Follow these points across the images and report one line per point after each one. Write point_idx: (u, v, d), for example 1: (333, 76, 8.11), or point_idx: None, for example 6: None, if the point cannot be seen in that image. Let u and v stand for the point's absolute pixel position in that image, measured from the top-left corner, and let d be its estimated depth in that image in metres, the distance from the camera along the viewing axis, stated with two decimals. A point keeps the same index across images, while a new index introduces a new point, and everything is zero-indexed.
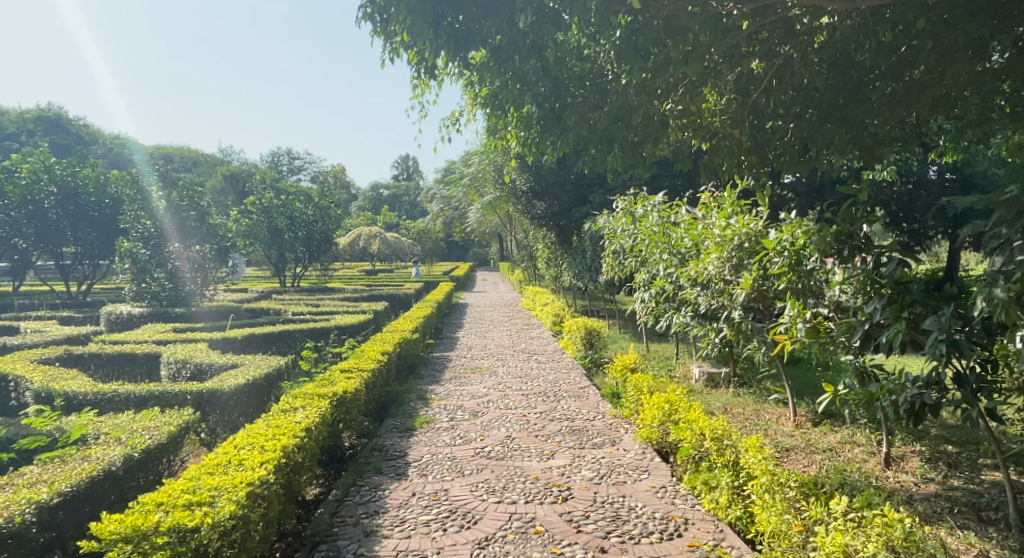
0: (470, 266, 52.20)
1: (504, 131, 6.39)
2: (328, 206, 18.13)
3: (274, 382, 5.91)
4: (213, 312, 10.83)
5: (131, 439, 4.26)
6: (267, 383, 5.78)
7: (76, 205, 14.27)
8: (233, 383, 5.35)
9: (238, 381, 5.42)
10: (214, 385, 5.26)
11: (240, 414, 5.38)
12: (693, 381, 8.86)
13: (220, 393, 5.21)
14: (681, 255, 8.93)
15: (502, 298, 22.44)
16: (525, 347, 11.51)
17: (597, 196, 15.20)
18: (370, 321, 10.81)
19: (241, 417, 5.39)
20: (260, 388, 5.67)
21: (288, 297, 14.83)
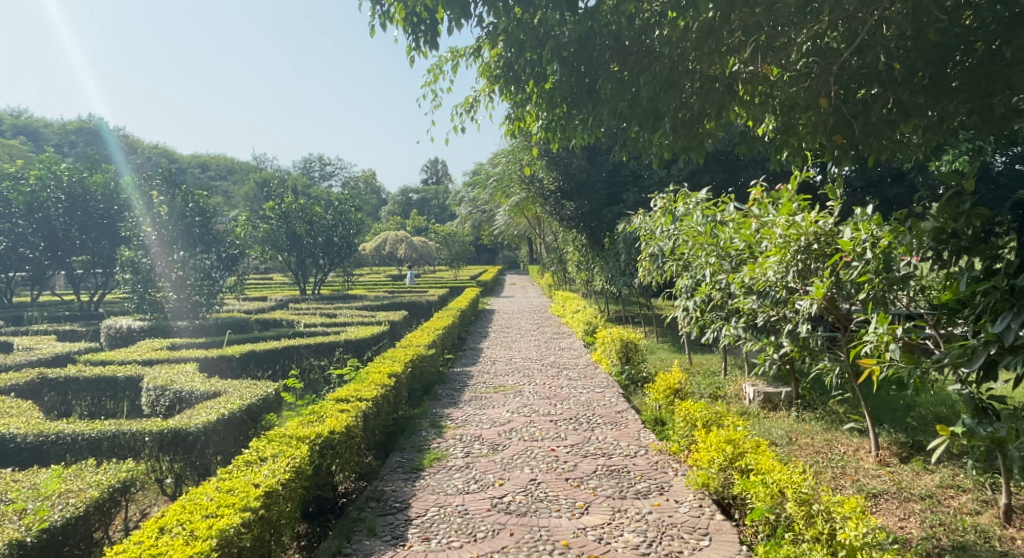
0: (500, 270, 51.29)
1: (525, 113, 5.42)
2: (346, 210, 17.41)
3: (257, 415, 5.04)
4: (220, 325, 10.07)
5: (32, 514, 3.50)
6: (248, 416, 4.91)
7: (84, 212, 13.81)
8: (203, 420, 4.49)
9: (207, 417, 4.57)
10: (178, 424, 4.41)
11: (214, 455, 4.54)
12: (747, 402, 7.83)
13: (186, 433, 4.37)
14: (732, 259, 7.86)
15: (531, 304, 21.45)
16: (555, 361, 10.54)
17: (631, 196, 14.14)
18: (386, 334, 9.96)
19: (215, 458, 4.54)
20: (238, 423, 4.81)
21: (304, 307, 14.10)
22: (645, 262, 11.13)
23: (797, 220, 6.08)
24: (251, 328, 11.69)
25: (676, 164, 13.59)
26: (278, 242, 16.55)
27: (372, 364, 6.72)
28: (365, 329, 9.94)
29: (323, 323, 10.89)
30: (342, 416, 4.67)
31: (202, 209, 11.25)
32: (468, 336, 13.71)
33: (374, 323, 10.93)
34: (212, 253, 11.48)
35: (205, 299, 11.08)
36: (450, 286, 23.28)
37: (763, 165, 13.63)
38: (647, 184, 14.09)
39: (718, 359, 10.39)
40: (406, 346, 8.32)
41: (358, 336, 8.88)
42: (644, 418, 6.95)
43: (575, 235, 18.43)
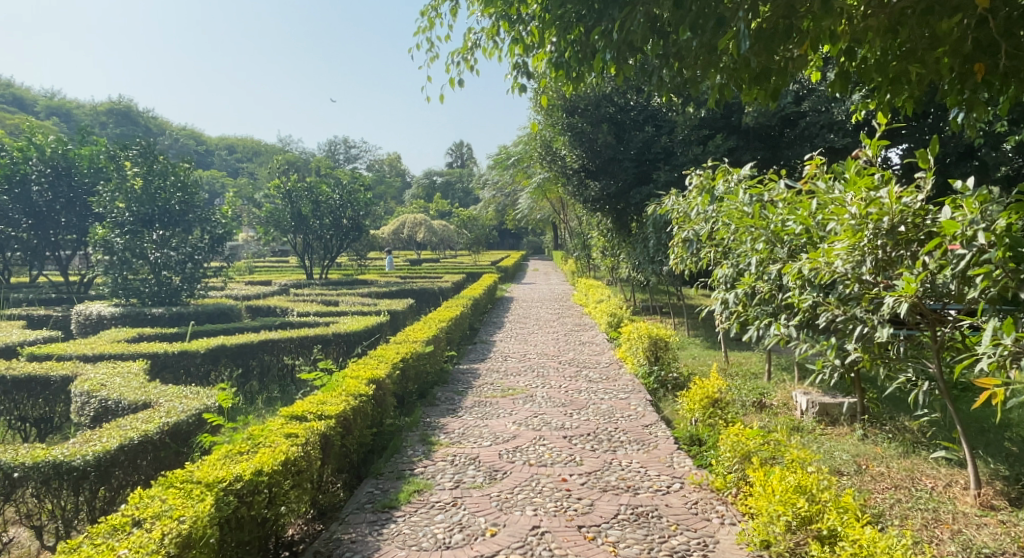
0: (523, 255, 50.07)
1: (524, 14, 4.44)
2: (356, 189, 16.34)
3: (178, 437, 4.18)
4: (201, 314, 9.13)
5: None
6: (162, 439, 4.02)
7: (69, 187, 13.54)
8: (94, 449, 3.63)
9: (102, 445, 3.65)
10: (61, 454, 3.54)
11: (111, 493, 3.69)
12: (799, 414, 6.69)
13: (68, 469, 3.50)
14: (784, 246, 6.63)
15: (552, 293, 20.28)
16: (573, 358, 9.41)
17: (661, 176, 12.87)
18: (384, 325, 8.94)
19: (113, 496, 3.71)
20: (150, 447, 3.94)
21: (306, 293, 13.18)
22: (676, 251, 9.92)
23: (877, 195, 4.84)
24: (243, 316, 10.76)
25: (713, 140, 12.27)
26: (283, 224, 15.62)
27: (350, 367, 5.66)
28: (360, 319, 8.92)
29: (318, 311, 9.90)
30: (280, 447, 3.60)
31: (181, 181, 10.61)
32: (481, 326, 12.64)
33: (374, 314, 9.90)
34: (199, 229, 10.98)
35: (186, 284, 10.46)
36: (468, 272, 22.20)
37: (811, 142, 12.37)
38: (679, 163, 12.80)
39: (761, 362, 9.15)
40: (401, 341, 7.29)
41: (349, 329, 7.87)
42: (676, 436, 5.79)
43: (600, 220, 17.17)
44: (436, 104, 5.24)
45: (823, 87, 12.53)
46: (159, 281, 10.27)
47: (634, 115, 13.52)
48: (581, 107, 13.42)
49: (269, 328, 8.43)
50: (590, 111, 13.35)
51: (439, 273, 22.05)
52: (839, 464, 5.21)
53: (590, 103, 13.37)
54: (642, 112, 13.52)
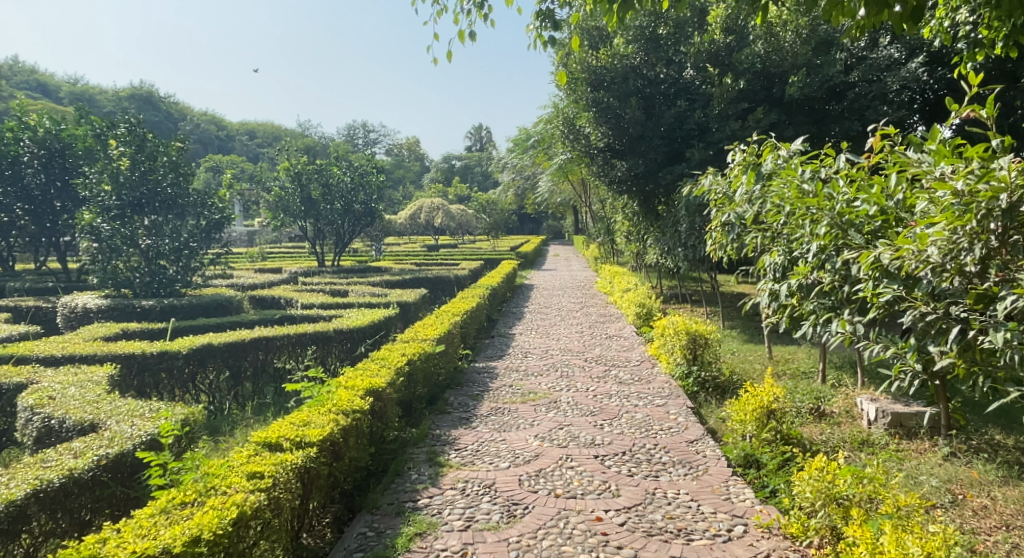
0: (544, 240, 49.16)
1: None
2: (368, 172, 15.66)
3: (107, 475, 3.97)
4: (194, 308, 8.54)
5: None
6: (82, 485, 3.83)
7: (62, 168, 13.23)
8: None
9: (3, 496, 3.52)
10: None
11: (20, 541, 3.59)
12: (867, 425, 5.85)
13: None
14: (851, 231, 5.72)
15: (575, 280, 19.41)
16: (600, 354, 8.58)
17: (695, 154, 11.91)
18: (394, 319, 8.19)
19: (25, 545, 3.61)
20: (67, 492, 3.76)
21: (315, 281, 12.49)
22: (714, 237, 9.01)
23: (994, 168, 3.96)
24: (246, 308, 10.09)
25: (753, 114, 11.30)
26: (291, 208, 14.95)
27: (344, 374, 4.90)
28: (367, 312, 8.18)
29: (323, 303, 9.19)
30: (234, 498, 2.88)
31: (174, 164, 10.35)
32: (500, 318, 11.87)
33: (384, 305, 9.16)
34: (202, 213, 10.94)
35: (180, 274, 10.38)
36: (486, 258, 21.39)
37: (862, 114, 11.54)
38: (715, 140, 11.81)
39: (811, 362, 8.25)
40: (406, 338, 6.51)
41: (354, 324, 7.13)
42: (726, 454, 4.95)
43: (626, 203, 16.24)
44: (445, 61, 4.41)
45: (876, 56, 11.54)
46: (152, 268, 10.16)
47: (665, 89, 12.55)
48: (607, 81, 12.49)
49: (268, 322, 7.74)
50: (617, 85, 12.42)
51: (456, 259, 21.29)
52: (929, 495, 4.33)
53: (617, 76, 12.43)
54: (674, 85, 12.54)
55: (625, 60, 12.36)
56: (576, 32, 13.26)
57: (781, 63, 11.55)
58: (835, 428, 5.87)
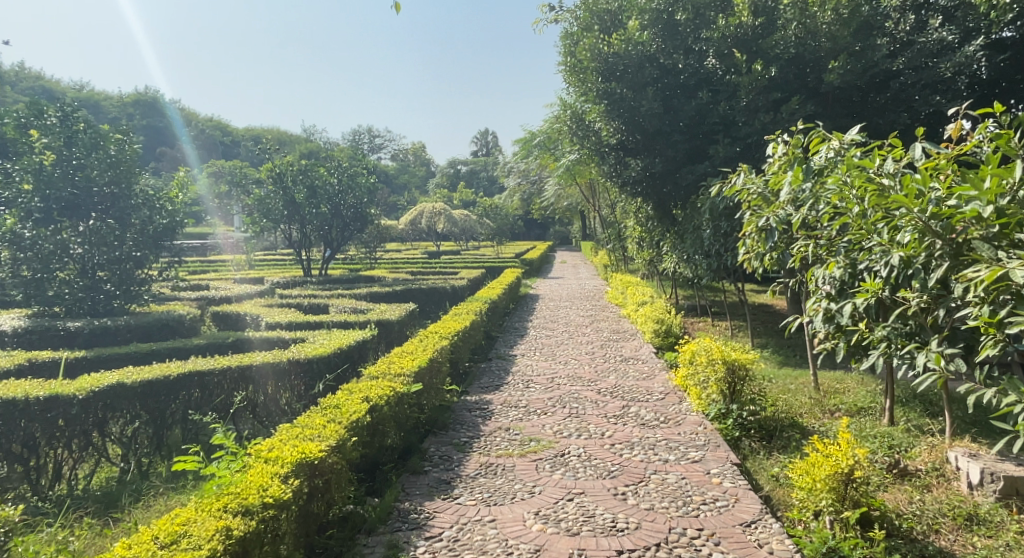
0: (550, 245, 47.84)
1: None
2: (357, 172, 14.45)
3: None
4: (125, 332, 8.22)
5: None
6: None
7: None
8: None
9: None
10: None
11: None
12: (967, 490, 4.53)
13: None
14: (946, 241, 4.47)
15: (582, 289, 18.09)
16: (615, 383, 7.30)
17: (719, 152, 10.61)
18: (370, 342, 6.93)
19: None
20: None
21: (294, 293, 11.25)
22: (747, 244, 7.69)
23: None
24: (200, 325, 9.28)
25: (787, 105, 10.10)
26: (273, 213, 13.73)
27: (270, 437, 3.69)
28: (338, 335, 6.92)
29: (292, 320, 7.94)
30: None
31: (117, 156, 9.97)
32: (500, 335, 10.58)
33: (361, 324, 7.90)
34: (152, 215, 10.49)
35: (117, 290, 9.95)
36: (488, 266, 20.12)
37: (909, 106, 10.23)
38: (742, 135, 10.49)
39: (869, 397, 6.90)
40: (372, 373, 5.22)
41: (312, 353, 5.95)
42: (796, 545, 3.62)
43: (639, 206, 14.93)
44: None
45: (925, 40, 10.10)
46: (87, 281, 9.73)
47: (684, 80, 11.26)
48: (620, 69, 11.19)
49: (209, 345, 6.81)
50: (631, 75, 11.12)
51: (455, 266, 20.03)
52: None
53: (631, 64, 11.13)
54: (694, 75, 11.25)
55: (640, 46, 11.05)
56: (586, 16, 11.96)
57: (817, 48, 10.23)
58: (927, 494, 4.55)
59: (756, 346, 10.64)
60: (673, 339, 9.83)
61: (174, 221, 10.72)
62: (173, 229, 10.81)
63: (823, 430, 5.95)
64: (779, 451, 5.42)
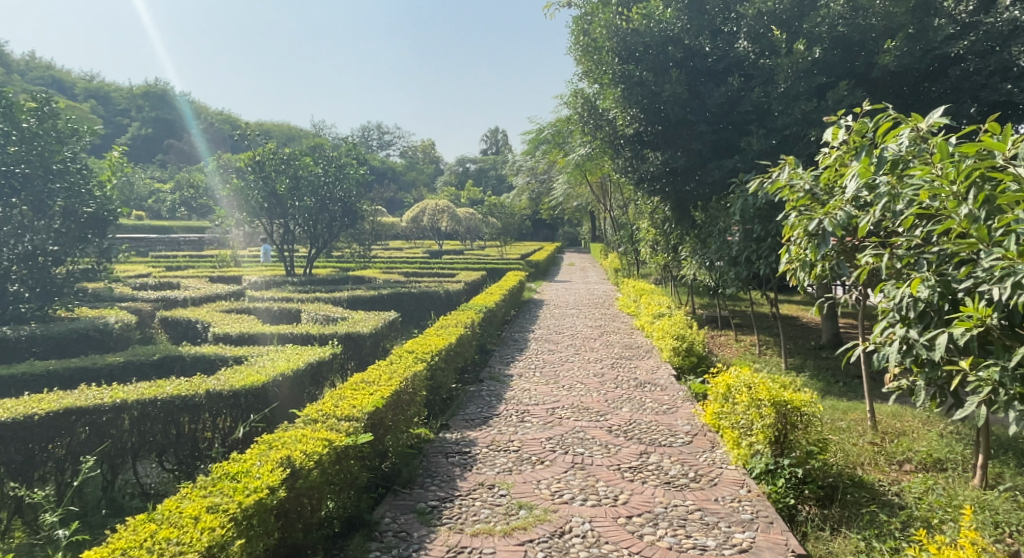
0: (558, 247, 46.35)
1: None
2: (345, 162, 13.20)
3: None
4: (37, 341, 7.43)
5: None
6: None
7: None
8: None
9: None
10: None
11: None
12: None
13: None
14: None
15: (591, 295, 16.81)
16: (631, 418, 6.03)
17: (752, 145, 9.29)
18: (318, 366, 5.79)
19: None
20: None
21: (266, 295, 10.03)
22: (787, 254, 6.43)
23: None
24: (133, 335, 8.30)
25: (832, 92, 8.81)
26: (252, 203, 12.64)
27: (97, 546, 2.74)
28: (286, 357, 5.74)
29: (244, 331, 6.71)
30: None
31: (34, 133, 9.01)
32: (496, 348, 9.30)
33: (324, 339, 6.65)
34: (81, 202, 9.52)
35: (31, 288, 9.00)
36: (490, 267, 18.88)
37: (972, 95, 8.94)
38: (779, 127, 9.21)
39: (946, 444, 5.57)
40: (308, 414, 4.07)
41: (239, 385, 5.03)
42: None
43: (655, 206, 13.62)
44: None
45: (991, 21, 8.52)
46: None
47: (712, 64, 9.94)
48: (640, 50, 9.90)
49: (122, 369, 6.03)
50: (653, 56, 9.82)
51: (454, 268, 18.71)
52: None
53: (652, 45, 9.85)
54: (723, 59, 9.97)
55: (662, 25, 9.78)
56: None
57: (868, 27, 8.93)
58: None
59: (791, 369, 9.28)
60: (695, 359, 8.54)
61: (103, 210, 9.73)
62: (107, 218, 9.83)
63: (899, 494, 4.65)
64: (849, 527, 4.15)
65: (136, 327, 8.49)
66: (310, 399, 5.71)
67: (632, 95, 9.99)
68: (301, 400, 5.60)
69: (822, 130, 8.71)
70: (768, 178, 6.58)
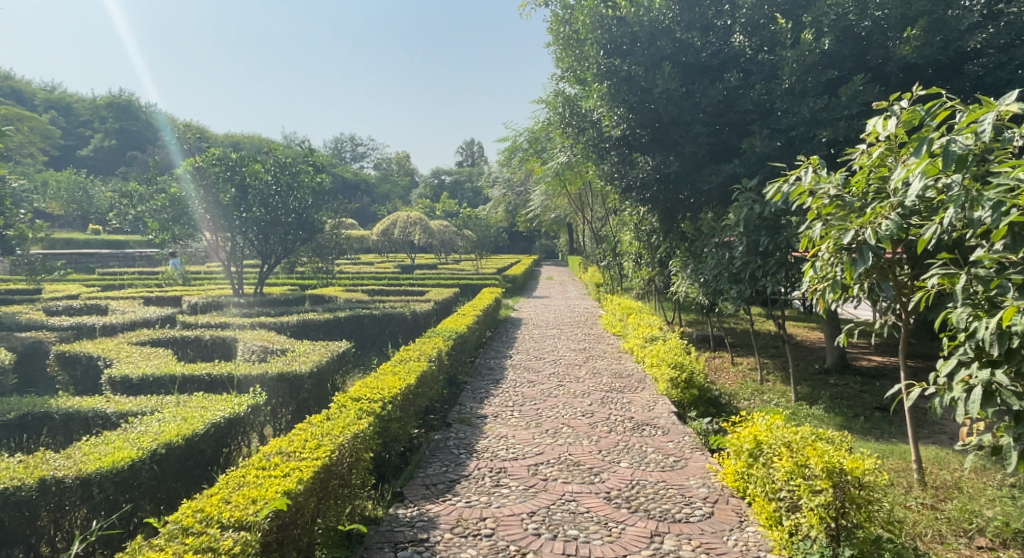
0: (534, 260, 45.08)
1: None
2: (299, 169, 12.20)
3: None
4: None
5: None
6: None
7: None
8: None
9: None
10: None
11: None
12: None
13: None
14: None
15: (572, 313, 15.68)
16: (633, 478, 4.85)
17: (754, 147, 8.27)
18: (225, 427, 4.67)
19: None
20: None
21: (201, 320, 8.73)
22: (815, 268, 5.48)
23: None
24: (7, 380, 6.72)
25: (843, 89, 7.83)
26: (195, 219, 11.65)
27: None
28: (183, 417, 4.58)
29: (150, 372, 5.40)
30: None
31: None
32: (468, 380, 8.08)
33: (250, 383, 5.39)
34: None
35: None
36: (464, 283, 17.68)
37: (997, 94, 8.01)
38: (784, 127, 8.22)
39: (1022, 509, 4.49)
40: (178, 520, 2.98)
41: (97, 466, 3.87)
42: None
43: (641, 218, 12.58)
44: None
45: (1017, 10, 7.73)
46: None
47: (705, 60, 8.92)
48: (627, 43, 8.90)
49: None
50: (641, 49, 8.81)
51: (426, 284, 17.44)
52: None
53: (641, 37, 8.84)
54: (718, 55, 8.94)
55: (652, 15, 8.78)
56: None
57: (881, 17, 7.98)
58: None
59: (801, 401, 8.23)
60: (696, 391, 7.45)
61: None
62: None
63: None
64: None
65: (17, 369, 7.05)
66: (208, 470, 4.56)
67: (619, 93, 8.93)
68: (195, 474, 4.45)
69: (835, 129, 7.72)
70: (791, 179, 5.62)
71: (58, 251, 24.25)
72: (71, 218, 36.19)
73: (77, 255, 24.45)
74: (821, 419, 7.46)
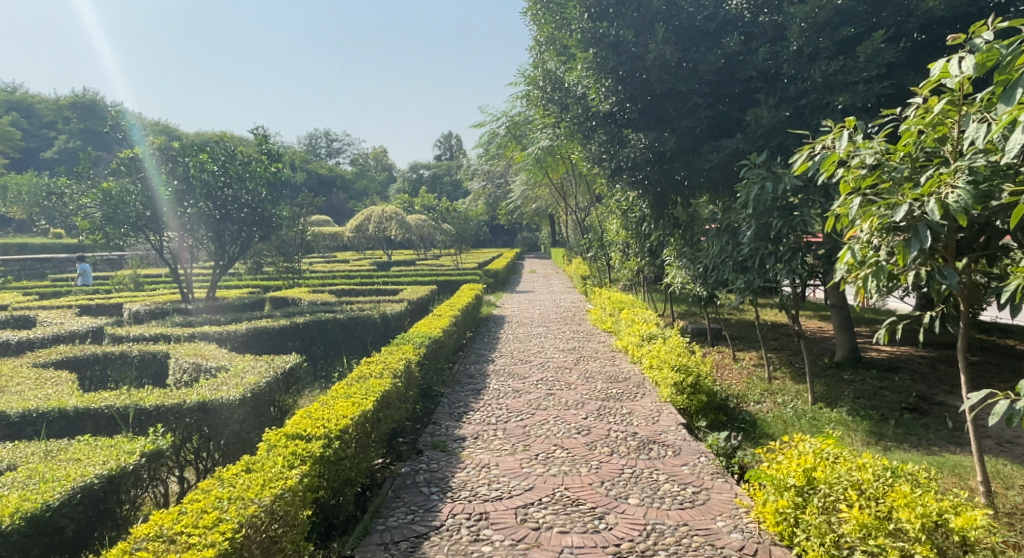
0: (517, 252, 43.89)
1: None
2: (251, 159, 11.12)
3: None
4: None
5: None
6: None
7: None
8: None
9: None
10: None
11: None
12: None
13: None
14: None
15: (558, 308, 14.70)
16: (648, 522, 3.87)
17: (761, 118, 7.32)
18: (101, 490, 3.67)
19: None
20: None
21: (135, 331, 7.65)
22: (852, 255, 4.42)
23: None
24: None
25: (859, 50, 6.88)
26: (132, 216, 10.33)
27: None
28: (40, 481, 3.57)
29: (33, 407, 4.39)
30: None
31: None
32: (444, 392, 7.06)
33: (153, 421, 4.34)
34: None
35: None
36: (441, 280, 16.63)
37: None
38: (793, 96, 7.26)
39: None
40: None
41: None
42: None
43: (630, 205, 11.60)
44: None
45: None
46: None
47: (701, 23, 7.86)
48: (614, 5, 7.91)
49: None
50: (630, 11, 7.82)
51: (401, 282, 16.37)
52: None
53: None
54: (715, 17, 7.85)
55: None
56: None
57: None
58: None
59: (819, 403, 7.33)
60: (704, 398, 6.51)
61: None
62: None
63: None
64: None
65: None
66: (78, 550, 3.55)
67: (606, 62, 7.90)
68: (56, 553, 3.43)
69: (854, 94, 6.80)
70: (823, 143, 4.75)
71: (12, 258, 22.73)
72: (30, 222, 34.44)
73: (32, 261, 22.95)
74: (848, 424, 6.54)
